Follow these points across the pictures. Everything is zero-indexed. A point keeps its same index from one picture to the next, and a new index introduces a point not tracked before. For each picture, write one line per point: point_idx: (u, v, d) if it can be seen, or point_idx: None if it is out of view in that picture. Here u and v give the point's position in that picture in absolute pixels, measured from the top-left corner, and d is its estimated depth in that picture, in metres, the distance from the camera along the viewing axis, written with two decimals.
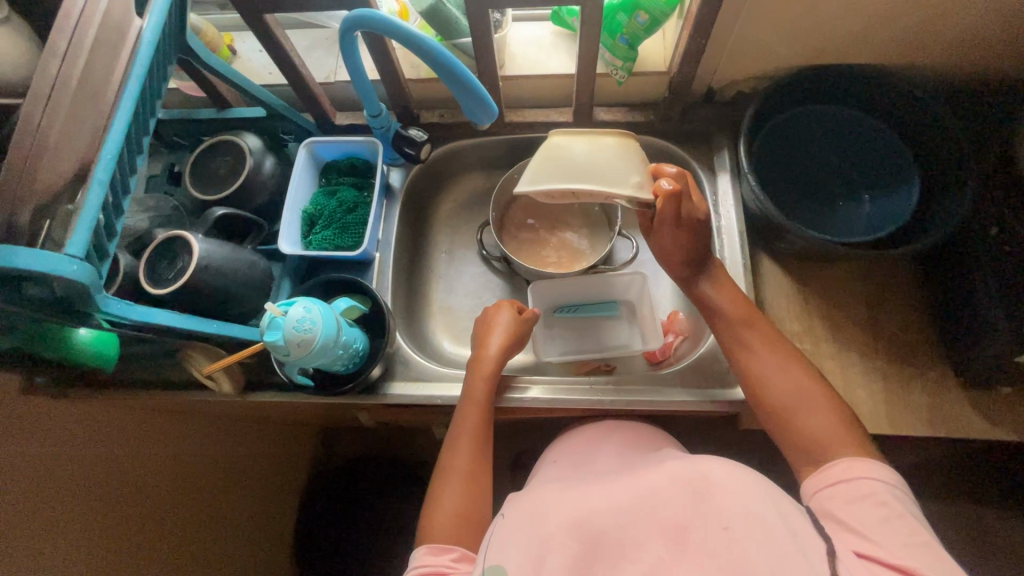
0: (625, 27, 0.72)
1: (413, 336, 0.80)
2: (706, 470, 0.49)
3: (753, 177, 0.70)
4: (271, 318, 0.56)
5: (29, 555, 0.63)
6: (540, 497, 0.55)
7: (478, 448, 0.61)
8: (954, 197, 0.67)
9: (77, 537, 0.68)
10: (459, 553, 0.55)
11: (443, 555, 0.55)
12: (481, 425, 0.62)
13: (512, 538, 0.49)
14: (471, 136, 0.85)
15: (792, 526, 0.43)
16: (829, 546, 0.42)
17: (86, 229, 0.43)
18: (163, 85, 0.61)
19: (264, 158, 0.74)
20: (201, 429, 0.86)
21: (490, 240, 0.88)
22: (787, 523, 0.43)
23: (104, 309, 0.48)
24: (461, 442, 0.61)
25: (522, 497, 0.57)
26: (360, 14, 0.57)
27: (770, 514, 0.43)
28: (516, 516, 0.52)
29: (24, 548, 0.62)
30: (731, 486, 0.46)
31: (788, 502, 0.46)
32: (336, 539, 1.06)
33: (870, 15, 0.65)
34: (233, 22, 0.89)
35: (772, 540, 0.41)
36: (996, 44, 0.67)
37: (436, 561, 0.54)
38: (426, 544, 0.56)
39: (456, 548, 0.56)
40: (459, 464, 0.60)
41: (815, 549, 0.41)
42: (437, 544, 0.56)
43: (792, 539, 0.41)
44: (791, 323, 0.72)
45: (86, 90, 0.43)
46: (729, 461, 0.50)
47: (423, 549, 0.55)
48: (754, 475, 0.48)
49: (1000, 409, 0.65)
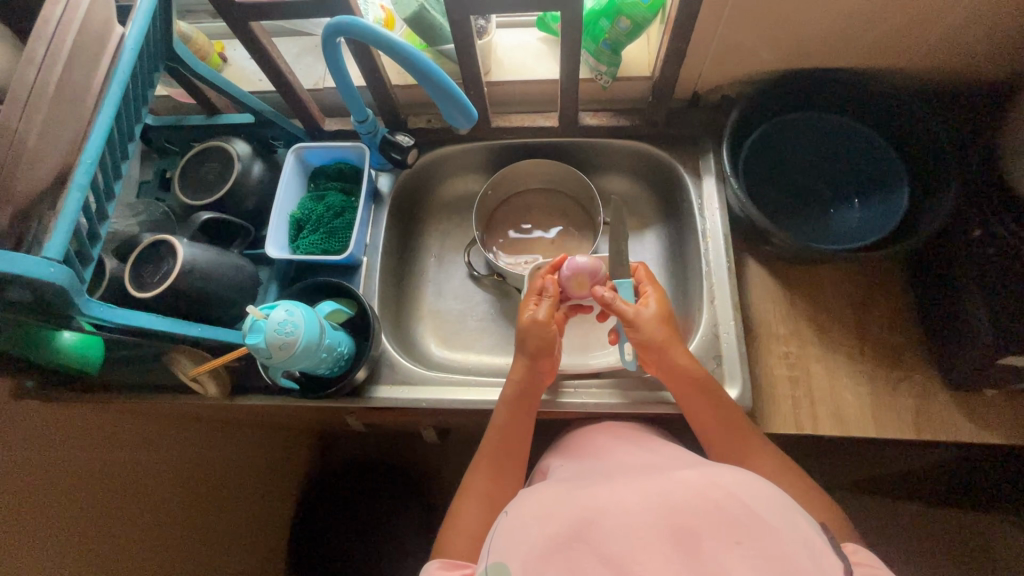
0: (607, 32, 0.73)
1: (402, 340, 0.81)
2: (722, 479, 0.44)
3: (735, 181, 0.71)
4: (253, 320, 0.57)
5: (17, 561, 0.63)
6: (542, 490, 0.49)
7: (494, 465, 0.62)
8: (938, 199, 0.67)
9: (75, 546, 0.70)
10: (471, 570, 0.52)
11: (454, 570, 0.51)
12: (508, 445, 0.63)
13: (514, 533, 0.44)
14: (458, 141, 0.85)
15: (810, 544, 0.39)
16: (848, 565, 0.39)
17: (64, 234, 0.44)
18: (149, 92, 0.62)
19: (253, 164, 0.75)
20: (199, 436, 0.86)
21: (478, 258, 0.88)
22: (806, 543, 0.39)
23: (86, 313, 0.48)
24: (484, 453, 0.63)
25: (527, 491, 0.50)
26: (340, 21, 0.58)
27: (787, 533, 0.39)
28: (521, 508, 0.47)
29: (14, 553, 0.63)
30: (752, 496, 0.42)
31: (806, 517, 0.42)
32: (328, 542, 1.06)
33: (849, 19, 0.65)
34: (225, 31, 0.90)
35: (790, 564, 0.37)
36: (976, 48, 0.67)
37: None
38: (438, 558, 0.54)
39: (469, 564, 0.53)
40: (476, 485, 0.61)
41: (836, 569, 0.38)
42: (449, 559, 0.53)
43: (812, 562, 0.38)
44: (778, 325, 0.72)
45: (64, 95, 0.44)
46: (743, 473, 0.45)
47: (435, 563, 0.52)
48: (771, 488, 0.44)
49: (989, 412, 0.64)
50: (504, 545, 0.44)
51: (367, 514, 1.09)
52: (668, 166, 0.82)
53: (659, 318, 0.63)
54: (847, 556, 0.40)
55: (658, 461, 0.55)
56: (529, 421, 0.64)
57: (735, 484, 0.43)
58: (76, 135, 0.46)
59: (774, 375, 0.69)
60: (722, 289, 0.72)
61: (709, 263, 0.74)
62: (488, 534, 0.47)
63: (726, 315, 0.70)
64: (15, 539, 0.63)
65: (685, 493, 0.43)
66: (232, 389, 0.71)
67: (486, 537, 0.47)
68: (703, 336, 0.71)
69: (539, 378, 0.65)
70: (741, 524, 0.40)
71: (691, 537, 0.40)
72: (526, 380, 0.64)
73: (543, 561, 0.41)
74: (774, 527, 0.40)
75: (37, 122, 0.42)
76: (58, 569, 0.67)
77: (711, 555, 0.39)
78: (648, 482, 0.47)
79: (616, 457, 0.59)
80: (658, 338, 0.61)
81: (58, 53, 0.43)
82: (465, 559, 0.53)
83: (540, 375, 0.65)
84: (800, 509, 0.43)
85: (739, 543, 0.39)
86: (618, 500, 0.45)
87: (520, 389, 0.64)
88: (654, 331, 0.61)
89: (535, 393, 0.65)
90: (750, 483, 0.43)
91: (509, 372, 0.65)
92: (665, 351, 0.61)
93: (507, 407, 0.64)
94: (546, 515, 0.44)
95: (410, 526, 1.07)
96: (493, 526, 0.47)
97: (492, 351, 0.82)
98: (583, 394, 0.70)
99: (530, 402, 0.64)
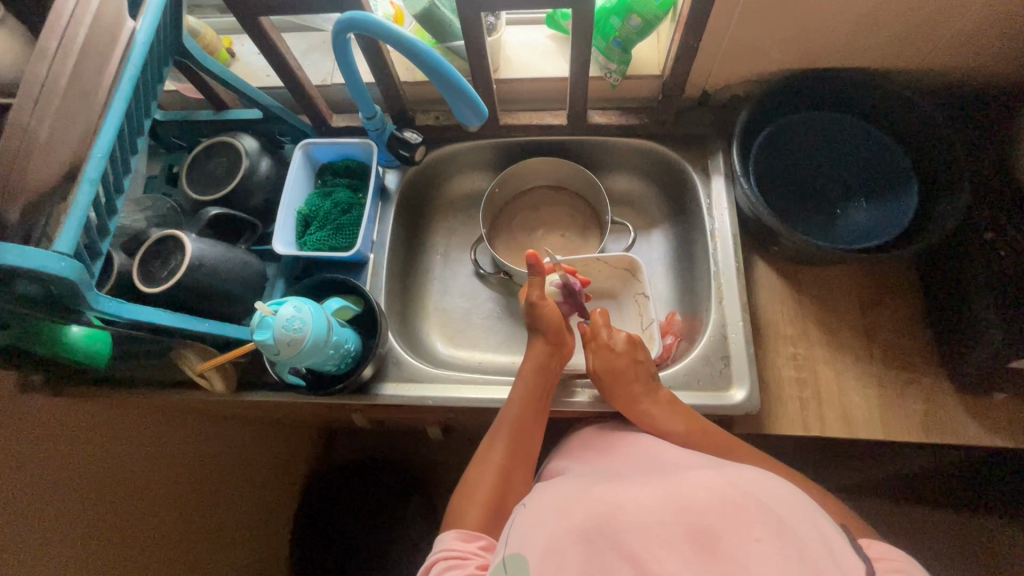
0: (618, 30, 0.73)
1: (408, 337, 0.81)
2: (740, 481, 0.44)
3: (746, 181, 0.70)
4: (261, 317, 0.57)
5: (25, 538, 0.63)
6: (559, 488, 0.49)
7: (516, 445, 0.61)
8: (950, 201, 0.67)
9: (82, 526, 0.69)
10: (487, 543, 0.52)
11: (472, 542, 0.51)
12: (527, 425, 0.62)
13: (532, 525, 0.45)
14: (465, 139, 0.85)
15: (828, 543, 0.39)
16: (869, 566, 0.38)
17: (74, 229, 0.44)
18: (158, 87, 0.62)
19: (260, 159, 0.74)
20: (204, 428, 0.87)
21: (484, 256, 0.88)
22: (826, 544, 0.39)
23: (95, 307, 0.48)
24: (500, 440, 0.61)
25: (544, 486, 0.51)
26: (351, 16, 0.57)
27: (805, 533, 0.39)
28: (538, 505, 0.47)
29: (22, 531, 0.63)
30: (770, 497, 0.42)
31: (824, 518, 0.42)
32: (330, 537, 1.06)
33: (862, 19, 0.65)
34: (232, 27, 0.90)
35: (809, 561, 0.36)
36: (990, 48, 0.67)
37: (466, 548, 0.51)
38: (454, 529, 0.53)
39: (485, 536, 0.53)
40: (494, 458, 0.60)
41: (857, 569, 0.37)
42: (466, 530, 0.53)
43: (833, 561, 0.37)
44: (786, 327, 0.72)
45: (75, 88, 0.44)
46: (761, 473, 0.45)
47: (452, 533, 0.52)
48: (791, 490, 0.43)
49: (999, 416, 0.64)
50: (521, 538, 0.44)
51: (371, 510, 1.09)
52: (676, 166, 0.81)
53: (634, 357, 0.65)
54: (868, 557, 0.39)
55: (668, 461, 0.54)
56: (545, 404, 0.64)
57: (755, 485, 0.43)
58: (86, 129, 0.46)
59: (781, 375, 0.69)
60: (730, 289, 0.71)
61: (718, 263, 0.73)
62: (505, 527, 0.48)
63: (735, 315, 0.70)
64: (23, 519, 0.63)
65: (702, 493, 0.43)
66: (238, 386, 0.71)
67: (504, 529, 0.48)
68: (711, 336, 0.70)
69: (561, 358, 0.67)
70: (759, 521, 0.39)
71: (707, 536, 0.40)
72: (544, 366, 0.66)
73: (560, 553, 0.41)
74: (793, 529, 0.39)
75: (48, 117, 0.41)
76: (60, 549, 0.67)
77: (729, 551, 0.38)
78: (663, 482, 0.46)
79: (624, 457, 0.59)
80: (620, 380, 0.63)
81: (70, 47, 0.43)
82: (480, 531, 0.53)
83: (560, 354, 0.67)
84: (819, 510, 0.42)
85: (758, 539, 0.38)
86: (633, 499, 0.44)
87: (545, 364, 0.66)
88: (619, 365, 0.64)
89: (551, 381, 0.66)
90: (768, 484, 0.43)
91: (528, 351, 0.67)
92: (630, 402, 0.62)
93: (524, 399, 0.63)
94: (563, 511, 0.45)
95: (413, 525, 1.07)
96: (510, 520, 0.48)
97: (498, 349, 0.82)
98: (589, 393, 0.69)
99: (548, 379, 0.65)
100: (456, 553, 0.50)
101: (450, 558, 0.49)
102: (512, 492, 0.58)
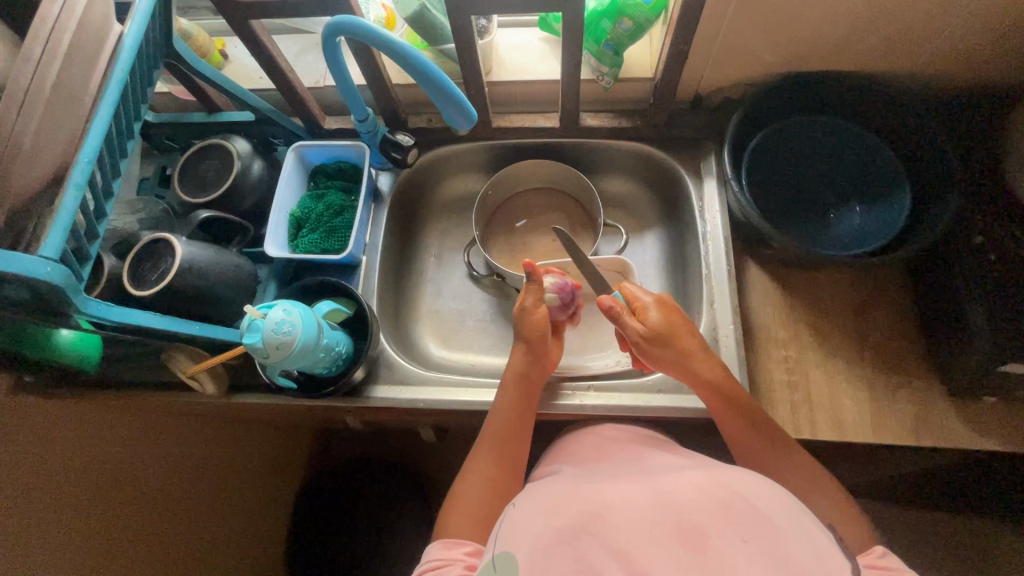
0: (610, 33, 0.73)
1: (401, 340, 0.81)
2: (728, 480, 0.43)
3: (737, 184, 0.70)
4: (251, 320, 0.56)
5: (22, 541, 0.63)
6: (548, 486, 0.49)
7: (503, 450, 0.61)
8: (940, 205, 0.67)
9: (77, 530, 0.70)
10: (473, 548, 0.52)
11: (456, 549, 0.51)
12: (513, 431, 0.62)
13: (521, 525, 0.44)
14: (458, 142, 0.85)
15: (815, 544, 0.39)
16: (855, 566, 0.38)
17: (62, 231, 0.44)
18: (148, 90, 0.62)
19: (252, 162, 0.75)
20: (198, 429, 0.87)
21: (478, 258, 0.89)
22: (810, 544, 0.38)
23: (82, 309, 0.48)
24: (489, 448, 0.61)
25: (533, 486, 0.50)
26: (339, 21, 0.57)
27: (792, 534, 0.39)
28: (527, 503, 0.46)
29: (21, 537, 0.63)
30: (756, 496, 0.42)
31: (812, 518, 0.42)
32: (325, 537, 1.06)
33: (856, 22, 0.65)
34: (225, 29, 0.90)
35: (796, 563, 0.37)
36: (981, 53, 0.67)
37: (449, 555, 0.50)
38: (439, 539, 0.53)
39: (472, 543, 0.53)
40: (482, 467, 0.60)
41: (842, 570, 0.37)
42: (450, 538, 0.53)
43: (818, 563, 0.37)
44: (777, 330, 0.72)
45: (61, 92, 0.44)
46: (750, 473, 0.45)
47: (438, 543, 0.52)
48: (778, 491, 0.43)
49: (989, 418, 0.64)
50: (510, 538, 0.43)
51: (362, 515, 1.09)
52: (669, 168, 0.81)
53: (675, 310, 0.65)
54: (854, 558, 0.39)
55: (656, 462, 0.54)
56: (529, 409, 0.64)
57: (743, 485, 0.43)
58: (72, 133, 0.46)
59: (773, 378, 0.69)
60: (721, 291, 0.71)
61: (710, 265, 0.73)
62: (494, 526, 0.47)
63: (726, 318, 0.70)
64: (20, 522, 0.63)
65: (690, 491, 0.43)
66: (229, 388, 0.71)
67: (493, 529, 0.47)
68: (702, 339, 0.70)
69: (541, 365, 0.66)
70: (746, 523, 0.39)
71: (695, 535, 0.39)
72: (525, 373, 0.65)
73: (549, 553, 0.40)
74: (779, 528, 0.39)
75: (32, 121, 0.41)
76: (59, 552, 0.67)
77: (718, 551, 0.38)
78: (650, 481, 0.46)
79: (614, 458, 0.59)
80: (678, 334, 0.62)
81: (54, 52, 0.43)
82: (466, 538, 0.53)
83: (540, 362, 0.66)
84: (805, 510, 0.42)
85: (747, 540, 0.38)
86: (621, 497, 0.44)
87: (526, 372, 0.65)
88: (671, 322, 0.63)
89: (534, 388, 0.65)
90: (755, 482, 0.43)
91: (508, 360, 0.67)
92: (686, 359, 0.61)
93: (507, 407, 0.63)
94: (552, 510, 0.44)
95: (408, 526, 1.08)
96: (499, 520, 0.47)
97: (491, 352, 0.82)
98: (582, 397, 0.69)
99: (530, 387, 0.65)
100: (440, 561, 0.50)
101: (435, 568, 0.49)
102: (503, 492, 0.58)
